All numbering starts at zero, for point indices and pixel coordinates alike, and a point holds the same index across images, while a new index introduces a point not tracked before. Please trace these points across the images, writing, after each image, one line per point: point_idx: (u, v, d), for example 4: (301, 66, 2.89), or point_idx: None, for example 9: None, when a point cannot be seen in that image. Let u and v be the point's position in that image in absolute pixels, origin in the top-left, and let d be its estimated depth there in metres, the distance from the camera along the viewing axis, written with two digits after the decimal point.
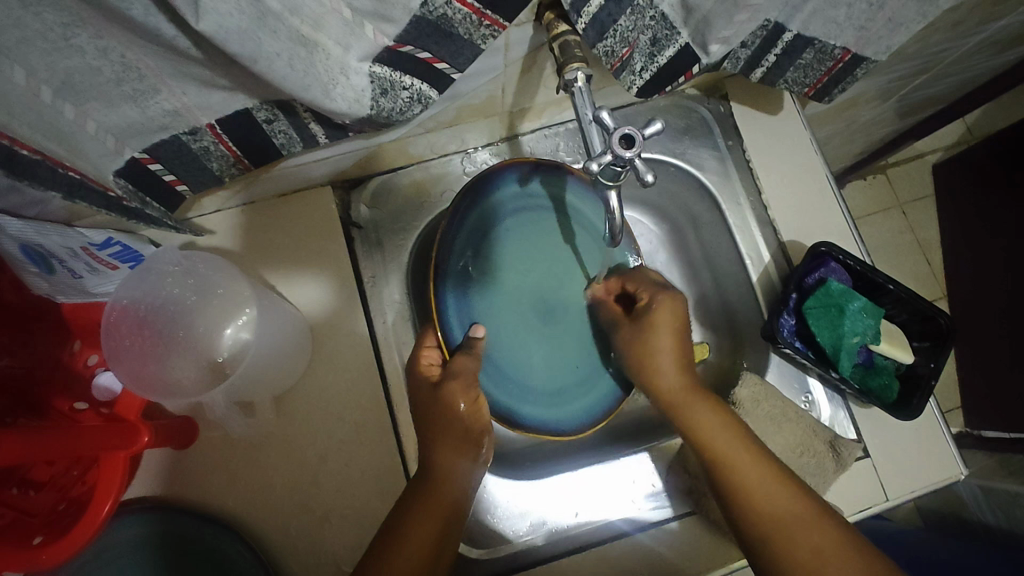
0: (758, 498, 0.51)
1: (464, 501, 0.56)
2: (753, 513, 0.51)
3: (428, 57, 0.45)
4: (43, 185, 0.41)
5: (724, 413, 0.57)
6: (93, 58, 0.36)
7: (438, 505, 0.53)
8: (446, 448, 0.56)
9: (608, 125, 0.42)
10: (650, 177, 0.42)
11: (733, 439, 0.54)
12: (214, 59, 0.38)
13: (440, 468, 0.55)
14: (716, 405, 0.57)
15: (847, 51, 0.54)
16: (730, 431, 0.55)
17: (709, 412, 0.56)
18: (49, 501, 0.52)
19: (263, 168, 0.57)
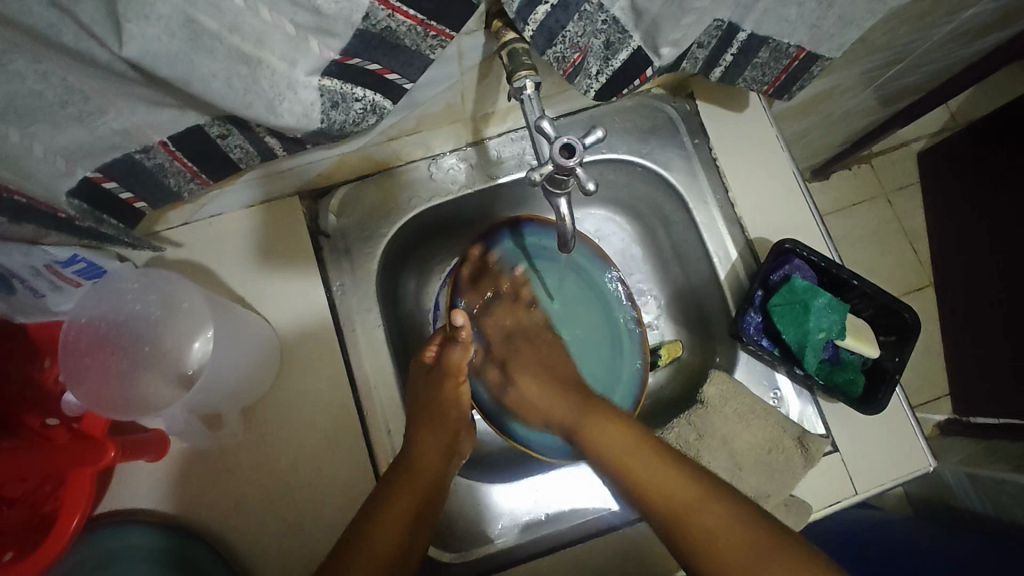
0: (653, 492, 0.54)
1: (442, 479, 0.60)
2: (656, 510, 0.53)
3: (378, 68, 0.45)
4: None
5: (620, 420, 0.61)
6: (33, 82, 0.36)
7: (420, 483, 0.57)
8: (425, 435, 0.60)
9: (549, 134, 0.43)
10: (592, 186, 0.41)
11: (640, 448, 0.57)
12: (155, 81, 0.38)
13: (419, 450, 0.59)
14: (617, 417, 0.62)
15: (802, 49, 0.54)
16: (635, 438, 0.58)
17: (601, 425, 0.61)
18: (23, 516, 0.53)
19: (225, 181, 0.57)
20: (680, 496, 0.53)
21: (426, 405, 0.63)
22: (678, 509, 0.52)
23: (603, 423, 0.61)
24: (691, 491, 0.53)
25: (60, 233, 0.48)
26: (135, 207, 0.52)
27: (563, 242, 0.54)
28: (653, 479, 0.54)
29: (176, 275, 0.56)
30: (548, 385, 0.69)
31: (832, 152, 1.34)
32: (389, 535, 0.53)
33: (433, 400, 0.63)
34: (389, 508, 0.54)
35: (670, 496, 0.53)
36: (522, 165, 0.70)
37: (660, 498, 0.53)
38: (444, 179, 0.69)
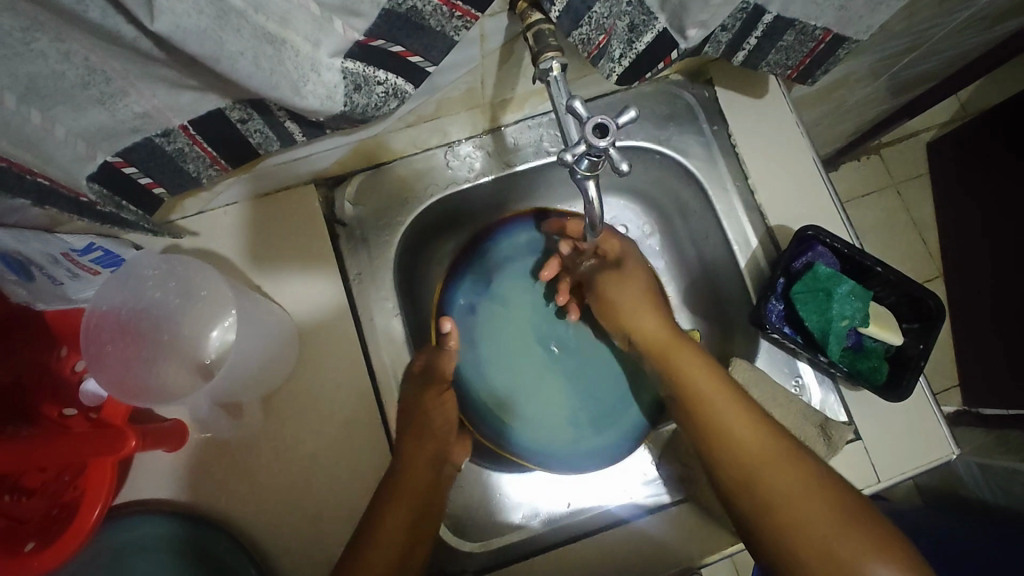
0: (736, 429, 0.55)
1: (438, 483, 0.61)
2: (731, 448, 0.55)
3: (401, 50, 0.45)
4: (14, 194, 0.41)
5: (698, 353, 0.62)
6: (56, 62, 0.35)
7: (415, 492, 0.57)
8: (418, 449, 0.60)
9: (582, 116, 0.42)
10: (625, 167, 0.42)
11: (718, 387, 0.58)
12: (179, 60, 0.37)
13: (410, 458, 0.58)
14: (695, 349, 0.63)
15: (828, 32, 0.53)
16: (709, 376, 0.59)
17: (682, 351, 0.62)
18: (42, 506, 0.53)
19: (243, 168, 0.57)
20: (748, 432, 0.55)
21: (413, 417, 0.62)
22: (741, 456, 0.54)
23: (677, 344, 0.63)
24: (742, 407, 0.56)
25: (83, 219, 0.48)
26: (154, 193, 0.51)
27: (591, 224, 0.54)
28: (723, 421, 0.56)
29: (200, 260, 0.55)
30: (643, 304, 0.67)
31: (843, 142, 1.33)
32: (390, 544, 0.53)
33: (420, 409, 0.63)
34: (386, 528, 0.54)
35: (738, 440, 0.55)
36: (541, 152, 0.69)
37: (736, 434, 0.55)
38: (460, 167, 0.69)
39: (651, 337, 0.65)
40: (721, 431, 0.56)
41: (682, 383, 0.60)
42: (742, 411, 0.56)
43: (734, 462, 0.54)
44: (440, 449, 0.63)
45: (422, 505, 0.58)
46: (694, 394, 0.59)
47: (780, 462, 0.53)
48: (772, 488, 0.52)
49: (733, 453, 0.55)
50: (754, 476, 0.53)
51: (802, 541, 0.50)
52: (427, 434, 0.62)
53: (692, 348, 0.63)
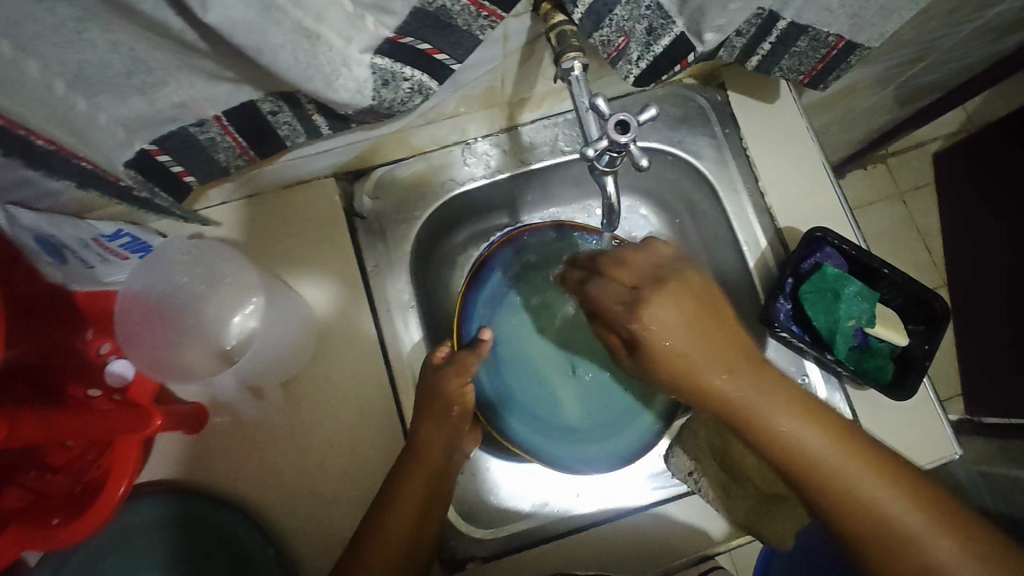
0: (860, 500, 0.46)
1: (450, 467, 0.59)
2: (858, 528, 0.47)
3: (428, 48, 0.46)
4: (58, 174, 0.43)
5: (808, 406, 0.48)
6: (103, 52, 0.37)
7: (428, 466, 0.56)
8: (430, 424, 0.57)
9: (603, 112, 0.44)
10: (645, 162, 0.44)
11: (864, 471, 0.47)
12: (220, 52, 0.39)
13: (422, 453, 0.56)
14: (806, 406, 0.48)
15: (841, 38, 0.54)
16: (795, 415, 0.47)
17: (790, 409, 0.47)
18: (67, 484, 0.54)
19: (268, 160, 0.58)
20: (883, 506, 0.46)
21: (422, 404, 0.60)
22: (891, 533, 0.46)
23: (778, 398, 0.47)
24: (873, 473, 0.47)
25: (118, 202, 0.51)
26: (185, 181, 0.52)
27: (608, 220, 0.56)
28: (836, 469, 0.47)
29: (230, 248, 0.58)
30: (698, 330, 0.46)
31: (851, 150, 1.35)
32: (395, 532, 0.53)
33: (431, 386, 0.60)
34: (399, 507, 0.54)
35: (849, 481, 0.47)
36: (556, 151, 0.71)
37: (859, 504, 0.46)
38: (476, 164, 0.70)
39: (777, 433, 0.47)
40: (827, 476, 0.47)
41: (806, 470, 0.47)
42: (864, 476, 0.47)
43: (850, 508, 0.47)
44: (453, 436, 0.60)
45: (440, 472, 0.57)
46: (829, 485, 0.47)
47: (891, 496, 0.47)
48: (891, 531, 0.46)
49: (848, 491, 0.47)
50: (881, 519, 0.46)
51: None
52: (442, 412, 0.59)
53: (797, 402, 0.48)
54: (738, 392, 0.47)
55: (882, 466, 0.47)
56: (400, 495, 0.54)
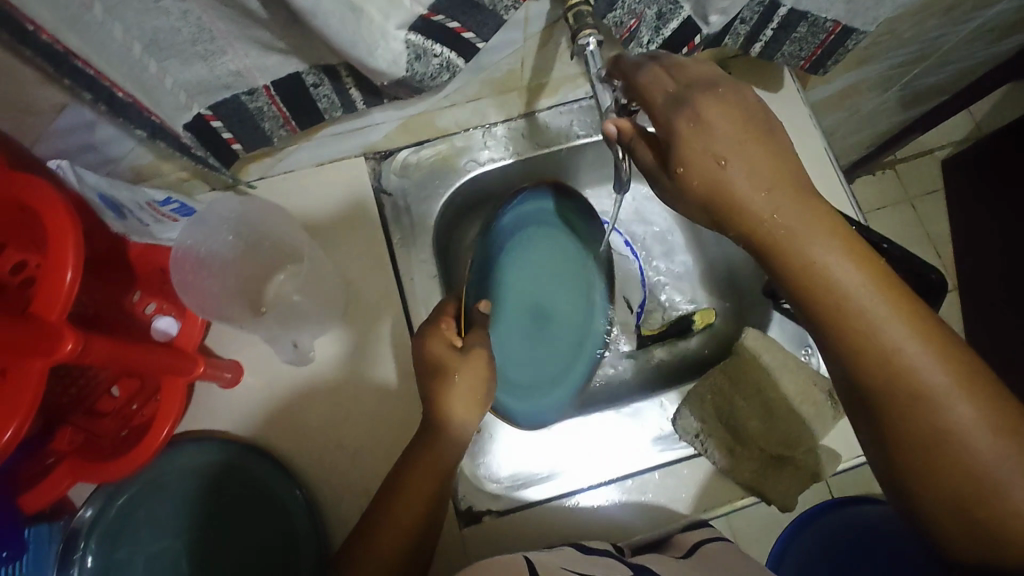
0: (890, 352, 0.43)
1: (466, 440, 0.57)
2: (888, 372, 0.43)
3: (457, 27, 0.51)
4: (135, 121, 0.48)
5: (856, 250, 0.44)
6: (175, 20, 0.42)
7: (433, 468, 0.54)
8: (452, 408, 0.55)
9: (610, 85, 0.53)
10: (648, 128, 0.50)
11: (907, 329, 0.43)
12: (276, 21, 0.44)
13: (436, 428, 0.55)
14: (857, 248, 0.44)
15: (838, 24, 0.59)
16: (876, 287, 0.43)
17: (834, 246, 0.44)
18: (114, 427, 0.58)
19: (308, 133, 0.63)
20: (920, 365, 0.42)
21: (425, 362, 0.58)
22: (920, 391, 0.42)
23: (817, 227, 0.44)
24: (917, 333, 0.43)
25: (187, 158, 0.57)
26: (233, 149, 0.58)
27: (620, 182, 0.61)
28: (898, 344, 0.42)
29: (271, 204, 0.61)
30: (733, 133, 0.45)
31: (859, 154, 1.38)
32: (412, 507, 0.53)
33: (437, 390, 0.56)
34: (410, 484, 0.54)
35: (892, 342, 0.43)
36: (571, 136, 0.75)
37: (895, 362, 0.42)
38: (496, 147, 0.74)
39: (818, 263, 0.44)
40: (880, 349, 0.43)
41: (842, 312, 0.43)
42: (908, 335, 0.42)
43: (896, 388, 0.43)
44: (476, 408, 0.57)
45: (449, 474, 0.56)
46: (860, 322, 0.43)
47: (955, 387, 0.42)
48: (937, 420, 0.42)
49: (897, 371, 0.42)
50: (931, 407, 0.42)
51: (944, 470, 0.42)
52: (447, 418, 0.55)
53: (842, 239, 0.44)
54: (816, 248, 0.44)
55: (959, 363, 0.42)
56: (407, 494, 0.53)
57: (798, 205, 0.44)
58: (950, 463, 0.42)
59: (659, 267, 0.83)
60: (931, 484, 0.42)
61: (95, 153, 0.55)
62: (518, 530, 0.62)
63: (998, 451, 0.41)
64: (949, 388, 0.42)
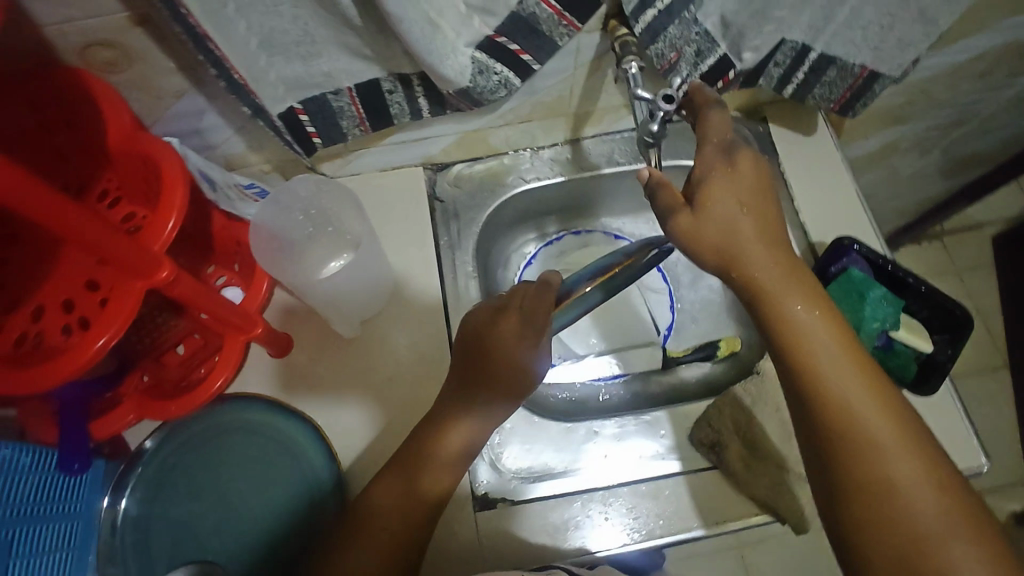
0: (834, 396, 0.48)
1: (475, 437, 0.62)
2: (830, 416, 0.48)
3: (517, 49, 0.59)
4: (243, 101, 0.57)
5: (821, 308, 0.51)
6: (287, 23, 0.51)
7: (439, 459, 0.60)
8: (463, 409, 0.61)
9: (644, 97, 0.57)
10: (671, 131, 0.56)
11: (856, 377, 0.48)
12: (367, 29, 0.53)
13: (448, 426, 0.60)
14: (824, 307, 0.51)
15: (865, 69, 0.64)
16: (839, 350, 0.50)
17: (803, 299, 0.51)
18: (176, 375, 0.65)
19: (377, 137, 0.72)
20: (860, 414, 0.47)
21: (472, 364, 0.62)
22: (857, 436, 0.47)
23: (791, 283, 0.52)
24: (862, 384, 0.48)
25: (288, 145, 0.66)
26: (313, 142, 0.66)
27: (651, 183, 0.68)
28: (842, 389, 0.48)
29: (339, 193, 0.69)
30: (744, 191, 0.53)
31: (903, 219, 1.39)
32: (405, 498, 0.57)
33: (454, 412, 0.61)
34: (409, 474, 0.58)
35: (837, 388, 0.48)
36: (612, 162, 0.82)
37: (838, 408, 0.48)
38: (541, 168, 0.82)
39: (786, 309, 0.51)
40: (837, 400, 0.48)
41: (798, 355, 0.50)
42: (853, 387, 0.48)
43: (836, 429, 0.47)
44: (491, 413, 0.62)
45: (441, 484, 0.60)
46: (814, 368, 0.49)
47: (900, 451, 0.46)
48: (882, 475, 0.45)
49: (848, 421, 0.47)
50: (865, 451, 0.46)
51: (882, 525, 0.44)
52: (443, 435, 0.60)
53: (809, 296, 0.51)
54: (786, 299, 0.51)
55: (904, 428, 0.47)
56: (386, 495, 0.58)
57: (783, 271, 0.52)
58: (893, 520, 0.44)
59: (687, 295, 0.86)
60: (870, 537, 0.45)
61: (199, 138, 0.64)
62: (528, 523, 0.64)
63: (919, 502, 0.44)
64: (883, 437, 0.46)
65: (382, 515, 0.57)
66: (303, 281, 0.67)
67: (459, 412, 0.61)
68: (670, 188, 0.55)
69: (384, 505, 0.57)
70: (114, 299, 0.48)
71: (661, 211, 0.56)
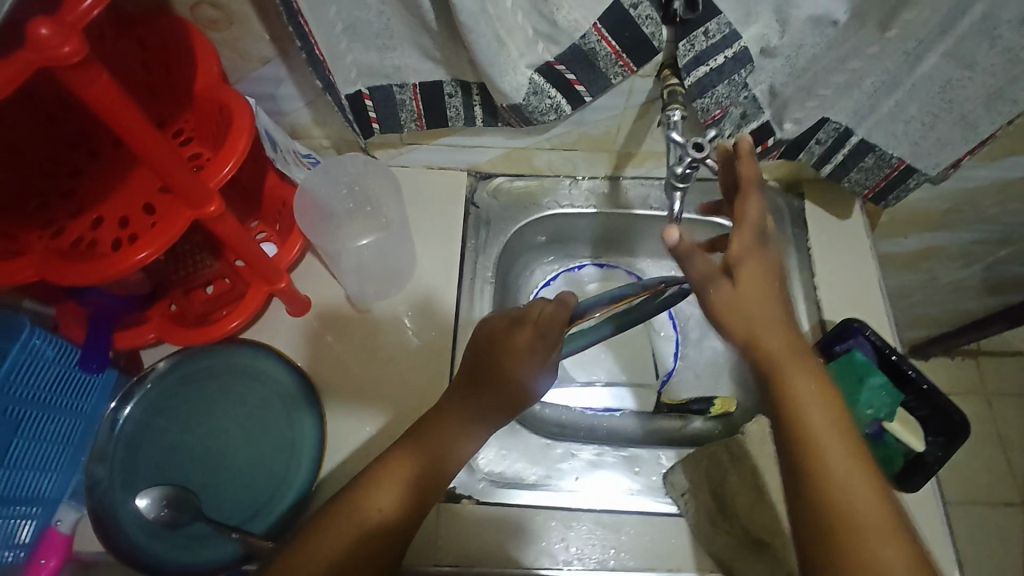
0: (829, 475, 0.46)
1: (464, 450, 0.61)
2: (824, 496, 0.45)
3: (572, 78, 0.63)
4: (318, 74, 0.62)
5: (823, 384, 0.50)
6: (372, 14, 0.57)
7: (427, 460, 0.59)
8: (455, 413, 0.61)
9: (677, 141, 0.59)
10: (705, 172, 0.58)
11: (850, 458, 0.46)
12: (441, 34, 0.58)
13: (439, 429, 0.60)
14: (822, 382, 0.50)
15: (902, 162, 0.67)
16: (831, 393, 0.48)
17: (805, 371, 0.51)
18: (200, 310, 0.70)
19: (430, 135, 0.77)
20: (854, 496, 0.45)
21: (475, 367, 0.62)
22: (848, 518, 0.45)
23: (797, 356, 0.51)
24: (858, 464, 0.46)
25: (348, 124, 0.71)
26: (370, 128, 0.71)
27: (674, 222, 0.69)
28: (838, 468, 0.46)
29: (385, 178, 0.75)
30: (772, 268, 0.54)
31: (936, 331, 1.36)
32: (394, 491, 0.57)
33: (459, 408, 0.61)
34: (397, 469, 0.58)
35: (833, 466, 0.46)
36: (645, 205, 0.85)
37: (833, 486, 0.46)
38: (578, 196, 0.85)
39: (789, 380, 0.50)
40: (831, 479, 0.46)
41: (796, 426, 0.48)
42: (851, 466, 0.46)
43: (828, 508, 0.45)
44: (488, 419, 0.61)
45: (428, 475, 0.59)
46: (810, 442, 0.47)
47: (874, 497, 0.44)
48: (873, 564, 0.43)
49: (843, 501, 0.45)
50: (856, 535, 0.44)
51: None
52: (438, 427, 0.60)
53: (811, 370, 0.51)
54: (787, 370, 0.50)
55: (894, 516, 0.45)
56: (375, 487, 0.57)
57: (790, 342, 0.52)
58: None
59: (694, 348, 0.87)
60: None
61: (272, 103, 0.71)
62: (489, 536, 0.65)
63: None
64: (873, 523, 0.44)
65: (371, 507, 0.57)
66: (333, 249, 0.73)
67: (460, 407, 0.61)
68: (698, 257, 0.55)
69: (371, 497, 0.57)
70: (164, 220, 0.53)
71: (694, 278, 0.55)
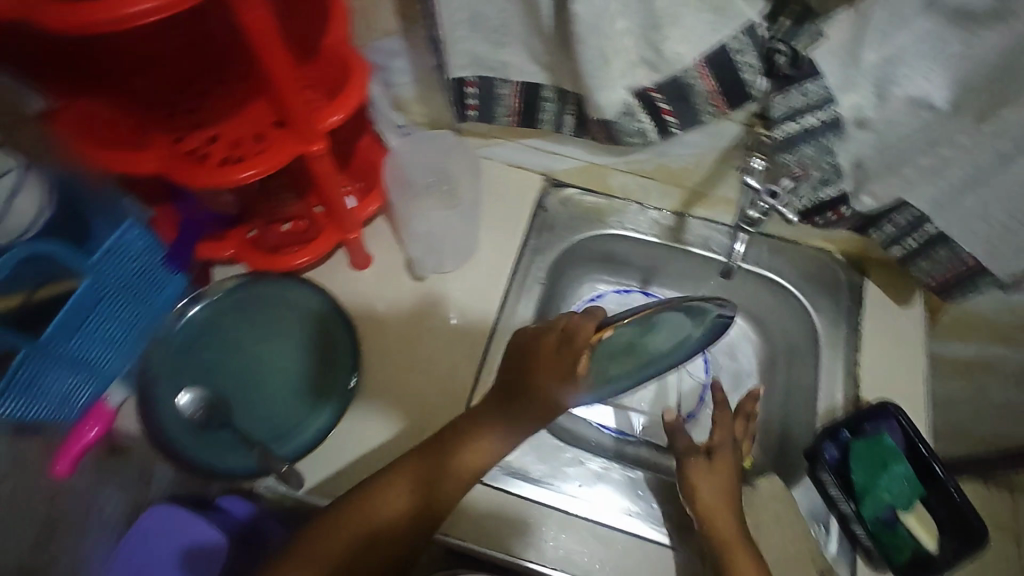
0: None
1: (489, 457, 0.62)
2: None
3: (665, 108, 0.66)
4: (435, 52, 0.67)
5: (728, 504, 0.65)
6: (494, 11, 0.62)
7: (447, 462, 0.61)
8: (489, 421, 0.62)
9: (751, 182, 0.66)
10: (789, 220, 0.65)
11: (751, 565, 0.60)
12: (552, 41, 0.62)
13: (471, 431, 0.62)
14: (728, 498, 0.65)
15: (976, 261, 0.66)
16: (726, 501, 0.65)
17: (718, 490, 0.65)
18: (274, 241, 0.75)
19: (517, 134, 0.81)
20: None
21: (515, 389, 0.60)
22: None
23: (714, 481, 0.66)
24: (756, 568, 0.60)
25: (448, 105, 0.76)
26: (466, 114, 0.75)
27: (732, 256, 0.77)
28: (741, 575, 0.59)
29: (466, 156, 0.81)
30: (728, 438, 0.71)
31: None
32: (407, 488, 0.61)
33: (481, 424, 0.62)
34: (418, 467, 0.61)
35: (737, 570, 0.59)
36: (706, 246, 0.86)
37: None
38: (642, 223, 0.87)
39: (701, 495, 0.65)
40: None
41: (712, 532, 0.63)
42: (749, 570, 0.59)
43: None
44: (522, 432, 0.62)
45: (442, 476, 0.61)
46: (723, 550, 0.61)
47: None
48: None
49: None
50: None
51: None
52: (460, 443, 0.61)
53: (723, 492, 0.66)
54: (703, 487, 0.65)
55: None
56: (394, 479, 0.61)
57: (711, 470, 0.67)
58: None
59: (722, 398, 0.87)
60: None
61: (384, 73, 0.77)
62: (487, 523, 0.67)
63: None
64: None
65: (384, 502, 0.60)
66: (408, 213, 0.79)
67: (486, 422, 0.62)
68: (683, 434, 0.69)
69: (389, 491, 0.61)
70: (275, 147, 0.59)
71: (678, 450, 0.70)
